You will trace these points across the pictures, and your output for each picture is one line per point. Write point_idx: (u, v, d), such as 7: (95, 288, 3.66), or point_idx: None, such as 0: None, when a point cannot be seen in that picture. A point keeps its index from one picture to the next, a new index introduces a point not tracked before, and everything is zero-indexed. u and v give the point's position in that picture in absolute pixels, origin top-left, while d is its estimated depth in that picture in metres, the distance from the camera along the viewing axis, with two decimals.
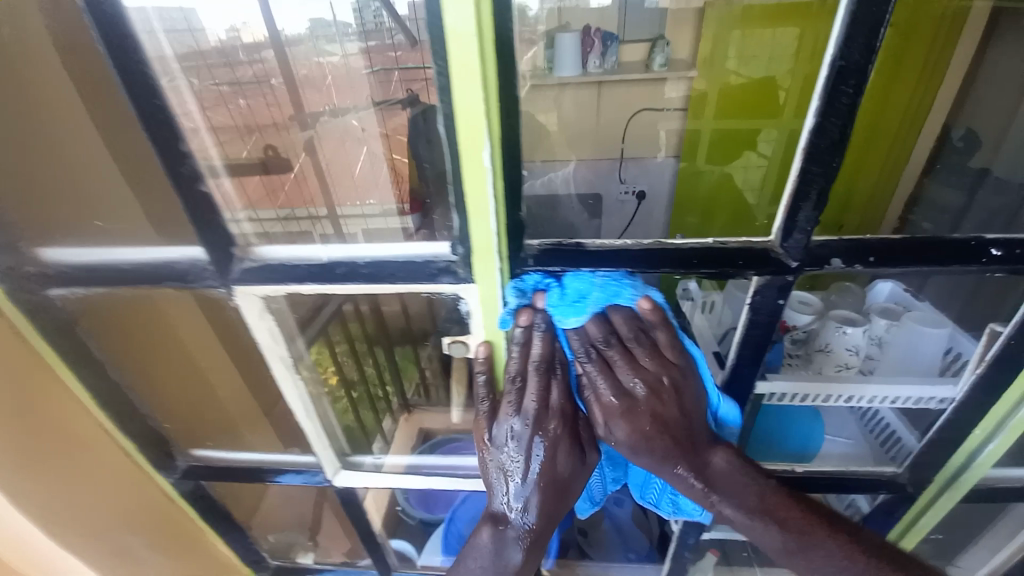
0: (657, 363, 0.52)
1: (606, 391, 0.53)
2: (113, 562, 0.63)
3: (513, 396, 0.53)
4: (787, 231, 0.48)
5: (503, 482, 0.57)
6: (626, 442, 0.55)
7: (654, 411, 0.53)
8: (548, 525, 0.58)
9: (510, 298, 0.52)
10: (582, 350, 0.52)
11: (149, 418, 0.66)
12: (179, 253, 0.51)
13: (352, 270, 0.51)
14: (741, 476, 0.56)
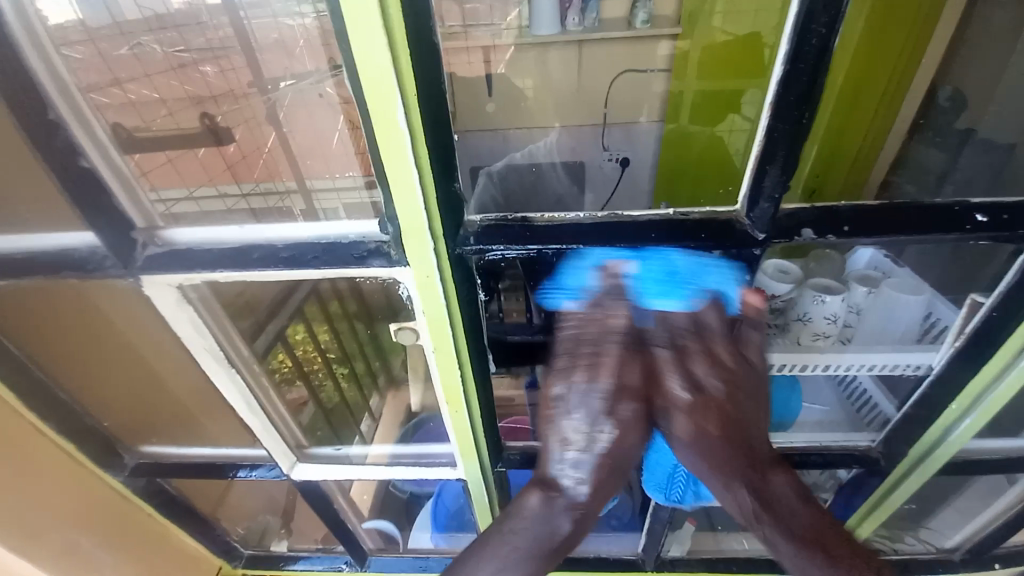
0: (739, 361, 0.40)
1: (679, 384, 0.39)
2: (61, 562, 0.64)
3: (583, 361, 0.38)
4: (753, 199, 0.37)
5: (560, 442, 0.39)
6: (692, 446, 0.39)
7: (736, 417, 0.38)
8: (590, 530, 0.38)
9: (574, 277, 0.40)
10: (659, 336, 0.39)
11: (86, 415, 0.64)
12: (77, 239, 0.43)
13: (268, 255, 0.39)
14: (801, 507, 0.39)
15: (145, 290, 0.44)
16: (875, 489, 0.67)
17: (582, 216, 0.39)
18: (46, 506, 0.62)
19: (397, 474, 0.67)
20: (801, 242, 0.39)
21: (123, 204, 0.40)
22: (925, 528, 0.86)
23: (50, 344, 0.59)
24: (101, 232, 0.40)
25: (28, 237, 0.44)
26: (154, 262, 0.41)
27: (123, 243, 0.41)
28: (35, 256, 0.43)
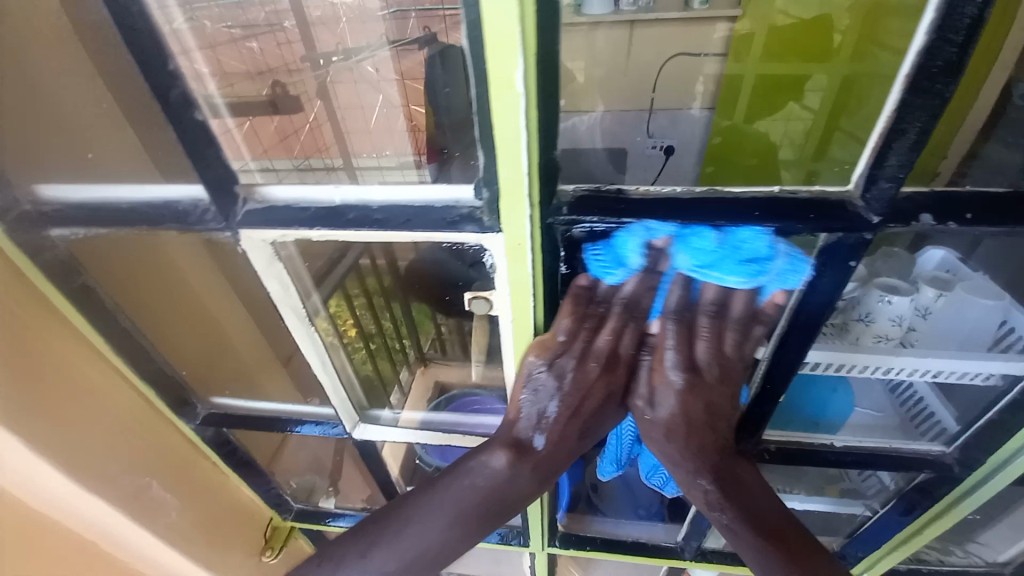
0: (732, 351, 0.45)
1: (676, 359, 0.45)
2: (134, 503, 0.66)
3: (590, 324, 0.45)
4: (871, 178, 0.35)
5: (542, 400, 0.48)
6: (673, 417, 0.47)
7: (712, 399, 0.47)
8: (557, 467, 0.50)
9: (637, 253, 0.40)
10: (676, 308, 0.43)
11: (163, 364, 0.68)
12: (181, 192, 0.45)
13: (363, 216, 0.41)
14: (763, 493, 0.50)
15: (240, 245, 0.46)
16: (947, 496, 0.64)
17: (678, 190, 0.38)
18: (130, 447, 0.65)
19: (452, 442, 0.70)
20: (914, 229, 0.37)
21: (227, 158, 0.41)
22: (971, 542, 0.83)
23: (136, 294, 0.63)
24: (206, 185, 0.42)
25: (137, 189, 0.46)
26: (251, 216, 0.43)
27: (226, 196, 0.43)
28: (141, 207, 0.45)
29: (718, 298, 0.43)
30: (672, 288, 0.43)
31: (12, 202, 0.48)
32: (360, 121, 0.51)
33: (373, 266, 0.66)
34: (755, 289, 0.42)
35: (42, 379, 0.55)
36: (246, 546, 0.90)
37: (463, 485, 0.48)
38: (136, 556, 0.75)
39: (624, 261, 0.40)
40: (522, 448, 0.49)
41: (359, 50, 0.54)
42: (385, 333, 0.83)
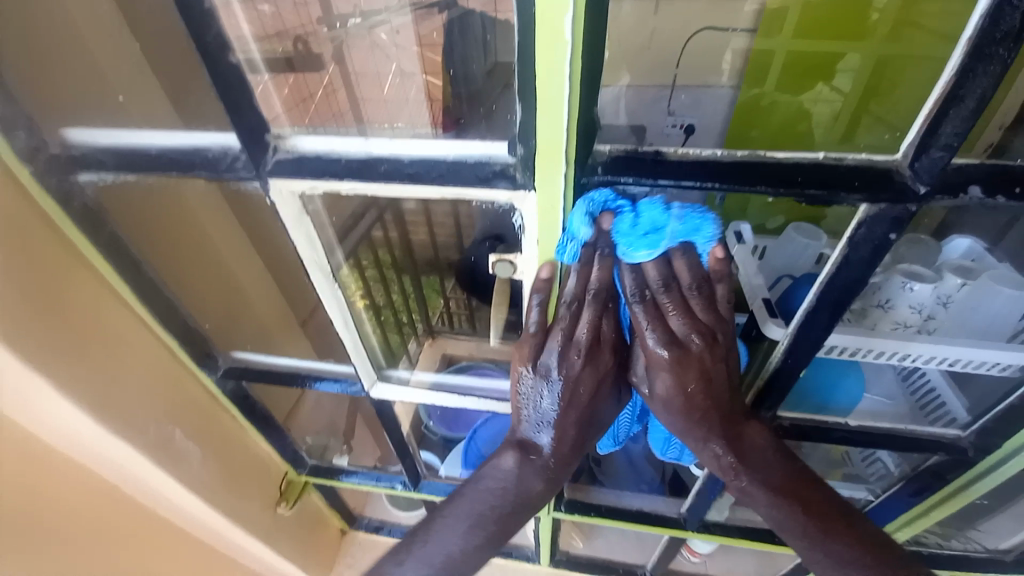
0: (712, 317, 0.43)
1: (653, 339, 0.44)
2: (159, 451, 0.68)
3: (565, 322, 0.45)
4: (922, 147, 0.34)
5: (537, 400, 0.49)
6: (672, 396, 0.47)
7: (705, 367, 0.46)
8: (568, 458, 0.53)
9: (578, 224, 0.39)
10: (633, 291, 0.43)
11: (187, 316, 0.69)
12: (211, 139, 0.44)
13: (395, 169, 0.41)
14: (768, 450, 0.53)
15: (270, 196, 0.46)
16: (955, 481, 0.65)
17: (718, 154, 0.37)
18: (157, 395, 0.67)
19: (466, 404, 0.71)
20: (962, 203, 0.36)
21: (259, 105, 0.41)
22: (971, 530, 0.84)
23: (159, 244, 0.64)
24: (237, 132, 0.42)
25: (167, 135, 0.46)
26: (283, 167, 0.43)
27: (257, 145, 0.42)
28: (171, 154, 0.45)
29: (661, 276, 0.42)
30: (622, 272, 0.43)
31: (42, 144, 0.48)
32: (375, 86, 0.50)
33: (387, 237, 0.68)
34: (687, 251, 0.41)
35: (75, 322, 0.56)
36: (263, 497, 0.93)
37: (481, 487, 0.54)
38: (160, 501, 0.78)
39: (570, 231, 0.40)
40: (529, 447, 0.53)
41: (376, 14, 0.54)
42: (396, 306, 0.80)
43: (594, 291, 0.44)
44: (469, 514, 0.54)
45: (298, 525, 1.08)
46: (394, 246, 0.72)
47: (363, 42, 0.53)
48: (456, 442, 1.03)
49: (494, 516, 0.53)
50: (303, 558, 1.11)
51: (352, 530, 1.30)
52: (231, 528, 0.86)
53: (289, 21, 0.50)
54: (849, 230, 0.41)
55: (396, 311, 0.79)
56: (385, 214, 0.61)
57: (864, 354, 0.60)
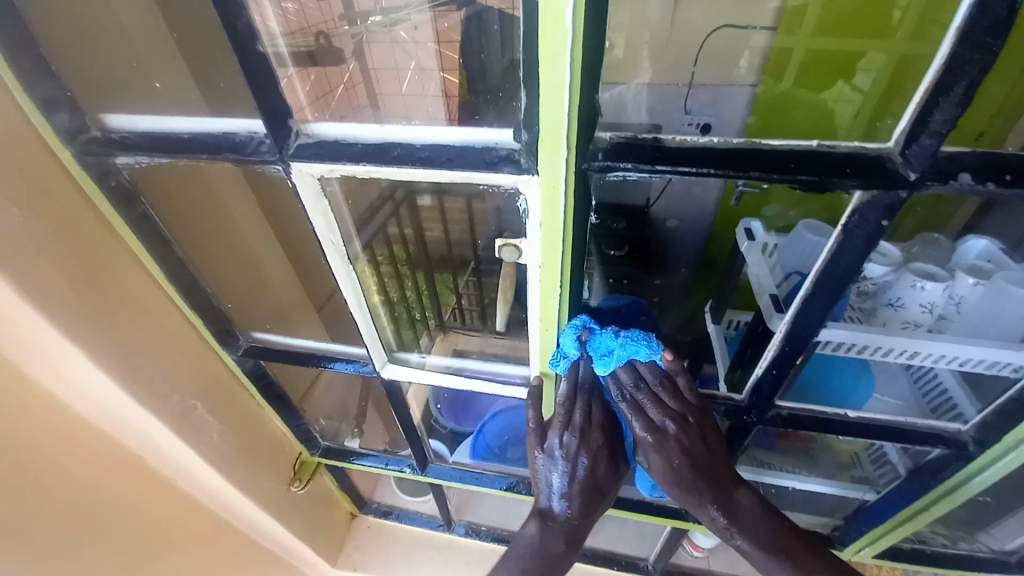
0: (681, 405, 0.54)
1: (638, 428, 0.55)
2: (180, 422, 0.72)
3: (563, 416, 0.57)
4: (912, 135, 0.36)
5: (549, 476, 0.60)
6: (663, 472, 0.56)
7: (685, 446, 0.55)
8: (581, 527, 0.60)
9: (565, 340, 0.54)
10: (617, 392, 0.55)
11: (211, 296, 0.72)
12: (238, 124, 0.47)
13: (407, 153, 0.43)
14: (763, 514, 0.57)
15: (291, 178, 0.49)
16: (953, 475, 0.65)
17: (715, 141, 0.39)
18: (179, 369, 0.71)
19: (474, 387, 0.73)
20: (953, 189, 0.37)
21: (282, 92, 0.44)
22: (980, 533, 0.83)
23: (186, 225, 0.67)
24: (263, 117, 0.45)
25: (197, 120, 0.49)
26: (304, 150, 0.46)
27: (281, 130, 0.45)
28: (201, 137, 0.48)
29: (630, 377, 0.54)
30: (606, 378, 0.55)
31: (83, 127, 0.52)
32: (394, 79, 0.53)
33: (401, 235, 0.72)
34: (650, 364, 0.54)
35: (107, 295, 0.60)
36: (276, 474, 0.97)
37: (509, 554, 0.60)
38: (179, 473, 0.81)
39: (563, 350, 0.54)
40: (548, 515, 0.61)
41: (397, 11, 0.58)
42: (409, 302, 0.80)
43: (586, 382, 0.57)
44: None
45: (308, 503, 1.12)
46: (408, 242, 0.75)
47: (384, 38, 0.58)
48: (465, 436, 1.08)
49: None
50: (313, 536, 1.15)
51: (360, 514, 1.33)
52: (245, 502, 0.89)
53: (314, 18, 0.53)
54: (843, 218, 0.42)
55: (409, 306, 0.80)
56: (401, 207, 0.65)
57: (868, 351, 0.62)
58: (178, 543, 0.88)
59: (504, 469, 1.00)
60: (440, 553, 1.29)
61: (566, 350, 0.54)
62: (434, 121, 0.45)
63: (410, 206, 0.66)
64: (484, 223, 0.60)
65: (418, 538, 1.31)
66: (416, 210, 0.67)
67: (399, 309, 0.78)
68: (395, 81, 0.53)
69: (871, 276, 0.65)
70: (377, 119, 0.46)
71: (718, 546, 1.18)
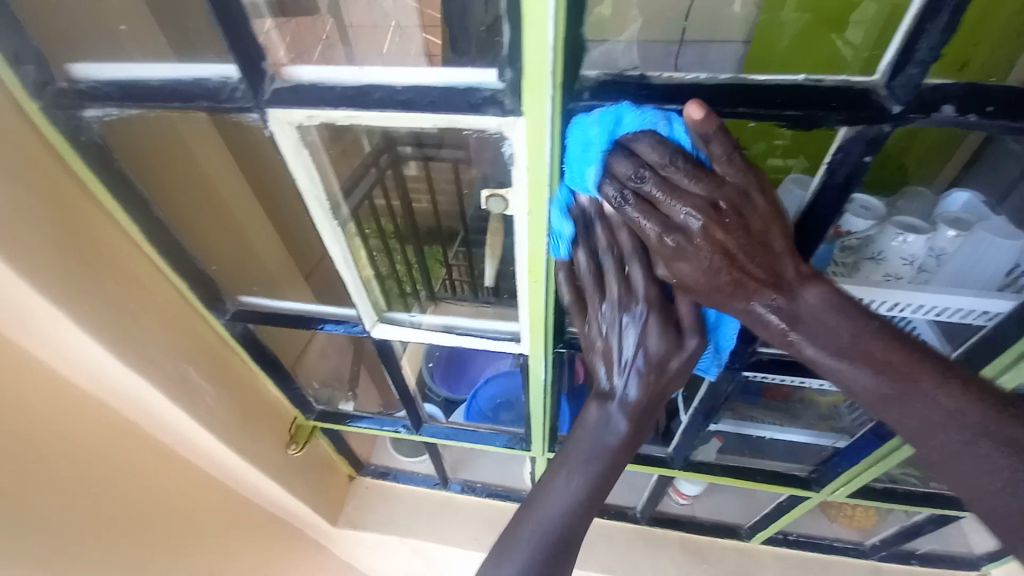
0: (708, 186, 0.40)
1: (652, 234, 0.41)
2: (174, 385, 0.71)
3: (590, 274, 0.50)
4: (898, 66, 0.36)
5: (601, 355, 0.54)
6: (698, 284, 0.44)
7: (721, 242, 0.41)
8: (650, 407, 0.54)
9: (556, 220, 0.47)
10: (615, 196, 0.41)
11: (195, 258, 0.71)
12: (211, 70, 0.46)
13: (389, 96, 0.42)
14: (835, 314, 0.44)
15: (269, 127, 0.47)
16: None
17: (702, 77, 0.39)
18: (168, 332, 0.70)
19: (464, 343, 0.74)
20: (935, 122, 0.38)
21: (254, 33, 0.42)
22: None
23: (165, 182, 0.66)
24: (236, 61, 0.43)
25: (167, 67, 0.47)
26: (281, 96, 0.44)
27: (255, 74, 0.43)
28: (173, 84, 0.46)
29: (631, 167, 0.40)
30: (600, 181, 0.42)
31: (48, 79, 0.50)
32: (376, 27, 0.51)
33: (388, 207, 0.71)
34: (650, 137, 0.40)
35: (86, 256, 0.58)
36: (273, 437, 0.98)
37: (575, 437, 0.57)
38: (176, 437, 0.82)
39: (558, 233, 0.48)
40: (605, 394, 0.55)
41: None
42: (397, 274, 0.77)
43: (607, 224, 0.47)
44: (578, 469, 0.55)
45: (306, 465, 1.14)
46: (396, 215, 0.73)
47: None
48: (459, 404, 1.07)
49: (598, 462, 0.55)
50: (313, 496, 1.18)
51: (358, 476, 1.36)
52: (244, 464, 0.90)
53: None
54: (828, 156, 0.42)
55: (398, 281, 0.78)
56: (386, 176, 0.64)
57: None
58: (180, 505, 0.89)
59: (497, 427, 1.03)
60: (439, 510, 1.33)
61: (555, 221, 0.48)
62: (415, 61, 0.44)
63: (396, 173, 0.64)
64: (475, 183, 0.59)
65: (416, 497, 1.35)
66: (402, 179, 0.67)
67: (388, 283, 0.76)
68: (378, 34, 0.50)
69: (853, 229, 0.63)
70: (356, 64, 0.45)
71: (703, 494, 1.24)
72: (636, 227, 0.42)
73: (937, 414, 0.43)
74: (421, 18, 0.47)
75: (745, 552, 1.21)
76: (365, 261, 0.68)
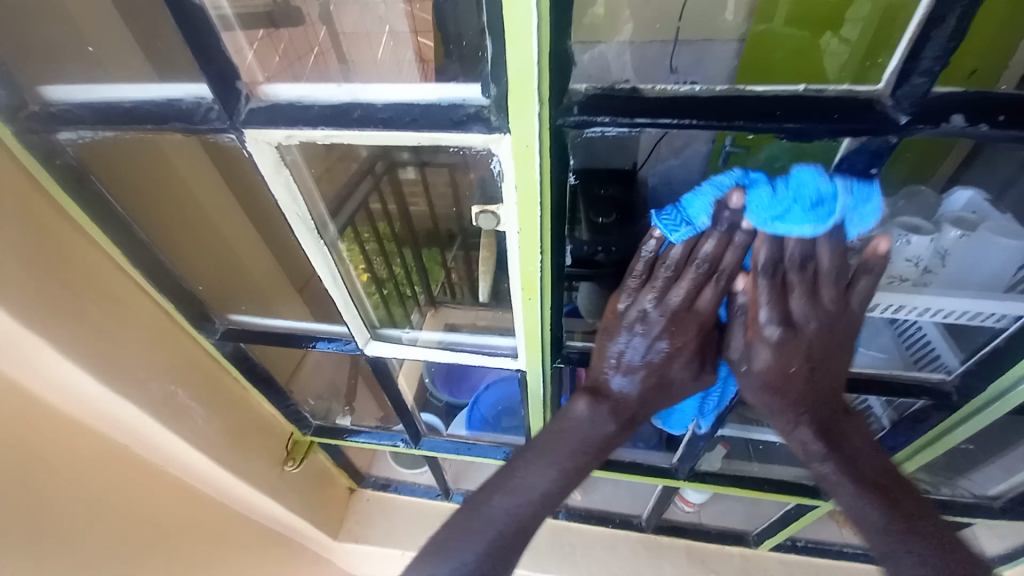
0: (830, 308, 0.49)
1: (771, 315, 0.49)
2: (163, 408, 0.70)
3: (661, 283, 0.51)
4: (903, 76, 0.34)
5: (624, 342, 0.55)
6: (770, 367, 0.52)
7: (809, 349, 0.51)
8: (637, 413, 0.59)
9: (705, 218, 0.45)
10: (765, 265, 0.47)
11: (180, 278, 0.69)
12: (184, 90, 0.44)
13: (368, 114, 0.41)
14: (863, 444, 0.55)
15: (246, 147, 0.46)
16: (938, 424, 0.69)
17: (698, 88, 0.38)
18: (154, 354, 0.69)
19: (461, 360, 0.72)
20: (942, 133, 0.36)
21: (226, 52, 0.40)
22: (961, 477, 0.86)
23: (147, 202, 0.64)
24: (207, 79, 0.41)
25: (141, 88, 0.46)
26: (257, 115, 0.43)
27: (228, 93, 0.42)
28: (146, 105, 0.45)
29: (801, 252, 0.46)
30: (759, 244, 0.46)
31: (19, 101, 0.48)
32: (362, 39, 0.49)
33: (384, 210, 0.70)
34: (836, 233, 0.45)
35: (66, 280, 0.57)
36: (268, 455, 0.97)
37: (561, 427, 0.59)
38: (167, 460, 0.80)
39: (692, 218, 0.45)
40: (604, 391, 0.58)
41: None
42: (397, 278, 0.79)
43: (724, 237, 0.46)
44: (558, 462, 0.57)
45: (304, 481, 1.12)
46: (393, 219, 0.73)
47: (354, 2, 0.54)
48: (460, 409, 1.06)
49: (577, 462, 0.57)
50: (312, 511, 1.16)
51: (359, 489, 1.34)
52: (238, 484, 0.89)
53: None
54: (830, 167, 0.42)
55: (398, 285, 0.78)
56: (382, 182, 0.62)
57: None
58: (177, 527, 0.88)
59: (497, 439, 1.01)
60: (441, 522, 1.31)
61: (695, 215, 0.45)
62: (397, 75, 0.42)
63: (392, 179, 0.62)
64: (466, 197, 0.57)
65: (417, 509, 1.33)
66: (397, 184, 0.64)
67: (389, 289, 0.76)
68: (367, 46, 0.48)
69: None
70: (335, 78, 0.43)
71: (708, 501, 1.21)
72: (757, 300, 0.50)
73: (897, 545, 0.50)
74: (412, 24, 0.45)
75: (752, 560, 1.19)
76: (359, 271, 0.67)
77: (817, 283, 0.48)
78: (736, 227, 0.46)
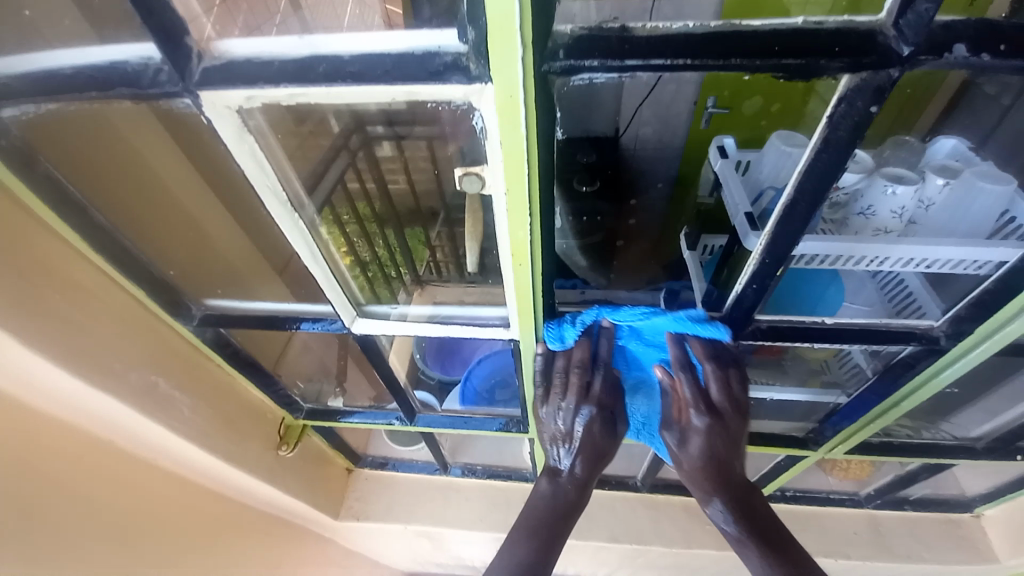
0: (738, 401, 0.61)
1: (698, 404, 0.61)
2: (146, 399, 0.67)
3: (558, 382, 0.64)
4: (907, 2, 0.33)
5: (558, 431, 0.66)
6: (700, 445, 0.62)
7: (729, 433, 0.62)
8: (587, 486, 0.67)
9: (569, 331, 0.62)
10: (681, 361, 0.60)
11: (149, 263, 0.66)
12: (130, 52, 0.40)
13: (335, 68, 0.37)
14: (762, 508, 0.66)
15: (204, 112, 0.42)
16: (927, 368, 0.67)
17: (690, 26, 0.35)
18: (128, 343, 0.66)
19: (450, 333, 0.68)
20: (946, 64, 0.35)
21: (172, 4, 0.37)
22: (944, 423, 0.89)
23: (103, 185, 0.60)
24: (153, 37, 0.38)
25: (80, 52, 0.42)
26: (212, 74, 0.39)
27: (179, 51, 0.38)
28: (89, 72, 0.42)
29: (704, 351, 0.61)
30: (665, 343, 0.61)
31: None
32: None
33: (363, 188, 0.74)
34: (698, 337, 0.60)
35: (20, 269, 0.53)
36: (261, 440, 0.95)
37: (526, 505, 0.68)
38: (155, 452, 0.78)
39: (560, 331, 0.62)
40: (557, 471, 0.68)
41: None
42: (381, 262, 0.77)
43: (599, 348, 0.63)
44: (532, 529, 0.65)
45: (299, 465, 1.11)
46: (372, 198, 0.75)
47: None
48: (453, 386, 1.06)
49: (544, 529, 0.65)
50: (310, 493, 1.15)
51: (357, 469, 1.34)
52: (233, 471, 0.87)
53: None
54: (828, 108, 0.39)
55: (382, 266, 0.76)
56: (357, 156, 0.66)
57: (840, 261, 0.60)
58: (173, 518, 0.86)
59: (493, 410, 0.99)
60: (440, 496, 1.32)
61: (567, 333, 0.62)
62: (364, 27, 0.39)
63: (367, 153, 0.67)
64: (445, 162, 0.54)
65: (416, 485, 1.33)
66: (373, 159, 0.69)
67: (374, 272, 0.74)
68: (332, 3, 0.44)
69: (842, 185, 0.61)
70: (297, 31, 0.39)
71: None
72: (684, 389, 0.61)
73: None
74: None
75: None
76: (341, 250, 0.65)
77: (723, 377, 0.61)
78: (596, 332, 0.63)
